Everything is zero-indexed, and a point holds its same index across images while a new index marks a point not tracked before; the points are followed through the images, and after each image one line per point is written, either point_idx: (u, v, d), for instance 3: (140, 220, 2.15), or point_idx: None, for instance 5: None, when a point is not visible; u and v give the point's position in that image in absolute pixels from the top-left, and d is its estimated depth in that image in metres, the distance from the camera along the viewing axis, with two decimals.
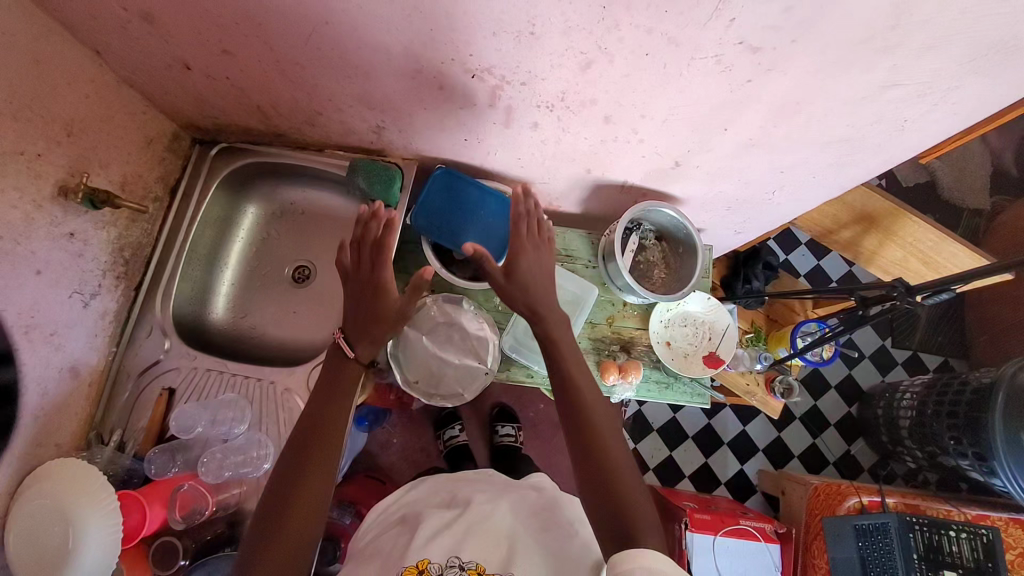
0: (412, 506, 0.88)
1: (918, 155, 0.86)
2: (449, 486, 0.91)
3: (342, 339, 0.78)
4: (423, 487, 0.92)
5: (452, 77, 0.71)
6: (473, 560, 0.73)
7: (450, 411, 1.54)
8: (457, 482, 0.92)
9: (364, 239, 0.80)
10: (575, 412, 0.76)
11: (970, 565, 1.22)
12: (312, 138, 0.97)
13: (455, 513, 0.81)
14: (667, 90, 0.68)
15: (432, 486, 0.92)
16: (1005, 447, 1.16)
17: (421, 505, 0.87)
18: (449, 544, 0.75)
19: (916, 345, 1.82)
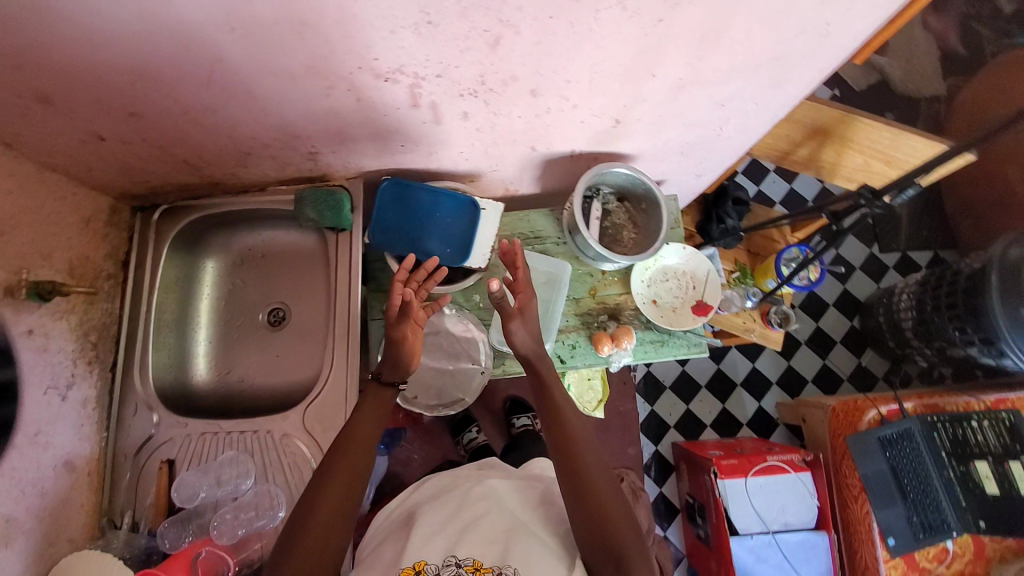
0: (414, 507, 0.88)
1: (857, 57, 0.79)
2: (450, 485, 0.90)
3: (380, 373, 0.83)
4: (427, 487, 0.92)
5: (365, 87, 0.69)
6: (470, 557, 0.73)
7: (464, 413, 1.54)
8: (461, 477, 0.91)
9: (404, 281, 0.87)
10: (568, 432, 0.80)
11: (998, 451, 1.24)
12: (251, 179, 0.95)
13: (452, 512, 0.81)
14: (581, 50, 0.67)
15: (435, 483, 0.92)
16: (1010, 328, 1.22)
17: (422, 504, 0.87)
18: (446, 543, 0.75)
19: (903, 246, 1.85)
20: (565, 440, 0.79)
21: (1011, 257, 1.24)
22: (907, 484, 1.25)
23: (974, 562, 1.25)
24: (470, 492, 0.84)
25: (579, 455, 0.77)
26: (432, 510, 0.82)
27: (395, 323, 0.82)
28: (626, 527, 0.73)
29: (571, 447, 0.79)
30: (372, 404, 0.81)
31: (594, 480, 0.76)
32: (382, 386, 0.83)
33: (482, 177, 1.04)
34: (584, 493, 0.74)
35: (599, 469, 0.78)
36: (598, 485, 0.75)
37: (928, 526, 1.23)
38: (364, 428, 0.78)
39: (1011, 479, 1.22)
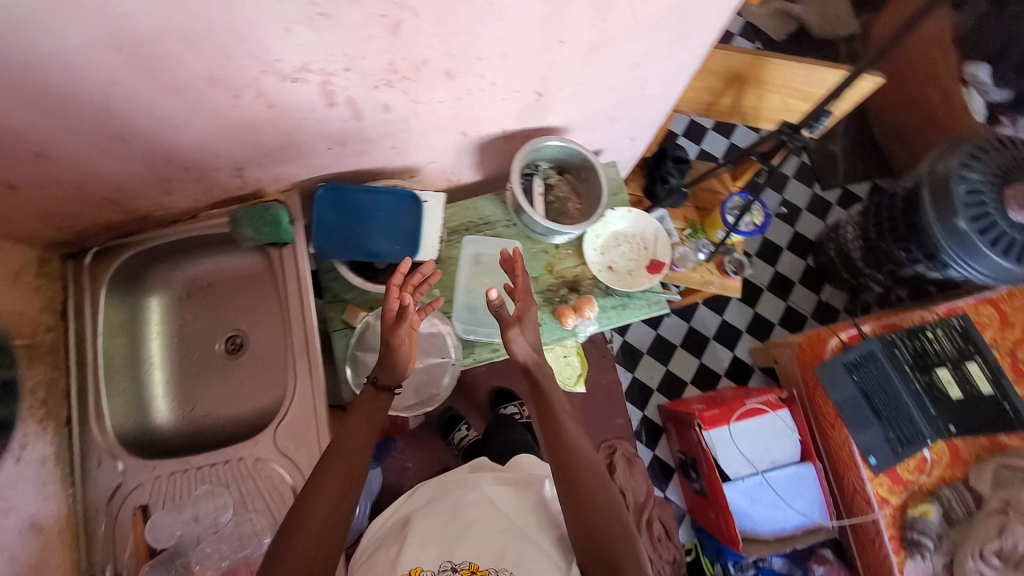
0: (409, 513, 0.89)
1: None
2: (443, 489, 0.91)
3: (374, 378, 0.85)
4: (421, 493, 0.92)
5: (274, 90, 0.69)
6: (465, 561, 0.76)
7: (451, 414, 1.53)
8: (454, 479, 0.93)
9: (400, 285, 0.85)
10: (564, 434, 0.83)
11: (954, 356, 1.31)
12: (181, 206, 0.93)
13: (446, 517, 0.83)
14: (485, 26, 0.67)
15: (429, 489, 0.92)
16: (947, 239, 1.29)
17: (417, 509, 0.88)
18: (440, 550, 0.78)
19: (842, 181, 1.93)
20: (556, 446, 0.82)
21: (938, 173, 1.31)
22: (877, 402, 1.29)
23: (951, 467, 1.32)
24: (463, 497, 0.86)
25: (571, 461, 0.80)
26: (425, 517, 0.84)
27: (392, 333, 0.81)
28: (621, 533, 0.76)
29: (564, 451, 0.81)
30: (366, 410, 0.83)
31: (589, 483, 0.78)
32: (376, 391, 0.85)
33: (421, 171, 1.03)
34: (581, 497, 0.77)
35: (594, 471, 0.80)
36: (593, 489, 0.78)
37: (905, 440, 1.26)
38: (357, 436, 0.80)
39: (971, 379, 1.29)
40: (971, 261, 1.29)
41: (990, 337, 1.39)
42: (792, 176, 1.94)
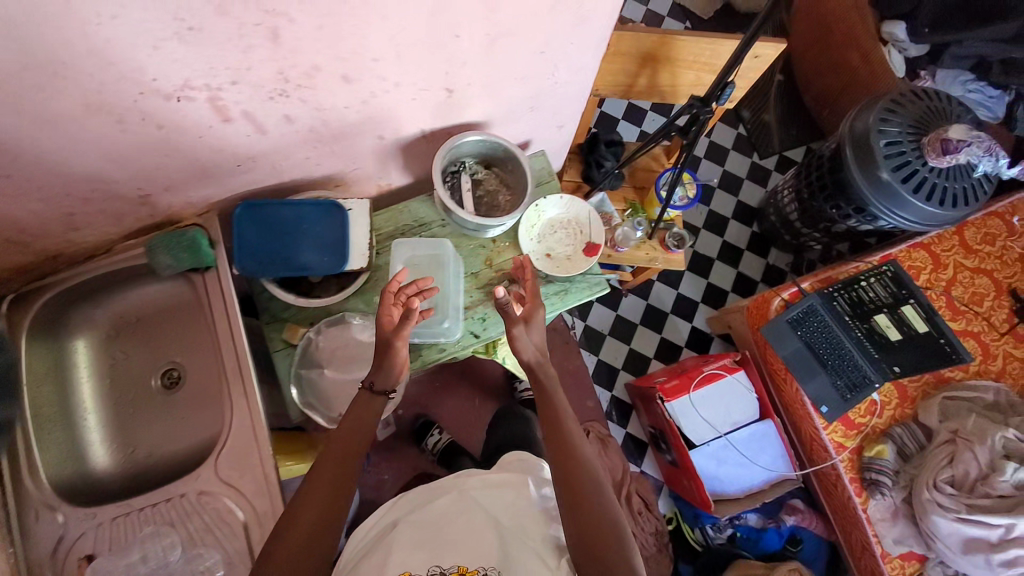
0: (394, 515, 0.87)
1: None
2: (431, 491, 0.89)
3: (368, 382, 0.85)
4: (407, 497, 0.90)
5: (159, 111, 0.67)
6: (455, 564, 0.76)
7: (422, 421, 1.52)
8: (445, 481, 0.91)
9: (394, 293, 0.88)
10: (557, 421, 0.83)
11: (890, 301, 1.36)
12: (92, 240, 0.89)
13: (436, 521, 0.82)
14: (370, 26, 0.66)
15: (416, 493, 0.90)
16: (872, 191, 1.34)
17: (404, 510, 0.87)
18: (428, 555, 0.77)
19: (778, 148, 1.99)
20: (560, 460, 0.79)
21: (858, 130, 1.36)
22: (823, 354, 1.34)
23: (901, 406, 1.36)
24: (454, 500, 0.85)
25: (573, 476, 0.78)
26: (412, 522, 0.82)
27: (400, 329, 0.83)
28: (611, 528, 0.74)
29: (569, 464, 0.79)
30: (359, 412, 0.83)
31: (579, 472, 0.78)
32: (372, 394, 0.84)
33: (346, 179, 1.02)
34: (572, 485, 0.77)
35: (587, 460, 0.80)
36: (584, 480, 0.77)
37: (853, 385, 1.32)
38: (343, 436, 0.81)
39: (907, 321, 1.34)
40: (896, 210, 1.34)
41: (926, 279, 1.43)
42: (731, 148, 1.99)
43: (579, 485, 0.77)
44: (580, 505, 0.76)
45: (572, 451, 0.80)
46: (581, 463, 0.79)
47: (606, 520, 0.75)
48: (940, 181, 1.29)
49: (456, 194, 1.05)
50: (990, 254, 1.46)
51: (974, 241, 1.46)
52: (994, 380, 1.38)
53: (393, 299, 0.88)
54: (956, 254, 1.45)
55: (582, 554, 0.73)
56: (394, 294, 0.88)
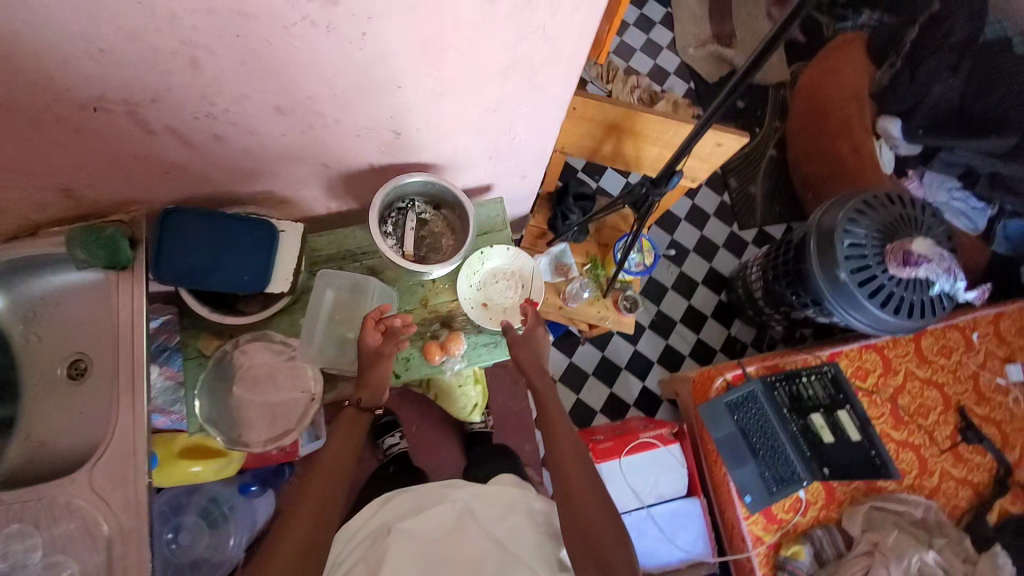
0: (388, 519, 0.99)
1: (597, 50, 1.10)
2: (421, 501, 1.00)
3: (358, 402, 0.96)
4: (396, 504, 1.02)
5: (76, 119, 0.66)
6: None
7: (388, 419, 1.51)
8: (434, 491, 1.03)
9: (377, 320, 0.96)
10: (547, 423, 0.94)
11: (827, 402, 1.34)
12: (13, 222, 0.88)
13: (424, 539, 0.93)
14: (299, 67, 0.66)
15: (406, 499, 1.02)
16: (828, 287, 1.33)
17: (395, 517, 0.98)
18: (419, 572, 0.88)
19: (759, 221, 1.99)
20: (569, 496, 0.86)
21: (825, 225, 1.35)
22: (756, 442, 1.31)
23: (826, 507, 1.33)
24: (444, 516, 0.96)
25: (582, 508, 0.84)
26: (405, 533, 0.94)
27: (382, 351, 0.94)
28: (595, 511, 0.84)
29: (563, 459, 0.90)
30: (348, 428, 0.95)
31: (566, 467, 0.88)
32: (359, 411, 0.96)
33: (289, 197, 1.01)
34: (560, 478, 0.88)
35: (575, 456, 0.90)
36: (570, 474, 0.88)
37: (781, 480, 1.29)
38: (338, 451, 0.91)
39: (841, 425, 1.32)
40: (850, 310, 1.33)
41: (872, 382, 1.40)
42: (713, 214, 1.99)
43: (588, 513, 0.83)
44: (569, 493, 0.86)
45: (561, 450, 0.91)
46: (589, 491, 0.86)
47: (592, 507, 0.84)
48: (898, 291, 1.28)
49: (398, 231, 1.04)
50: (943, 367, 1.43)
51: (929, 351, 1.43)
52: (926, 496, 1.34)
53: (374, 325, 0.95)
54: (909, 361, 1.42)
55: (573, 536, 0.83)
56: (376, 321, 0.95)
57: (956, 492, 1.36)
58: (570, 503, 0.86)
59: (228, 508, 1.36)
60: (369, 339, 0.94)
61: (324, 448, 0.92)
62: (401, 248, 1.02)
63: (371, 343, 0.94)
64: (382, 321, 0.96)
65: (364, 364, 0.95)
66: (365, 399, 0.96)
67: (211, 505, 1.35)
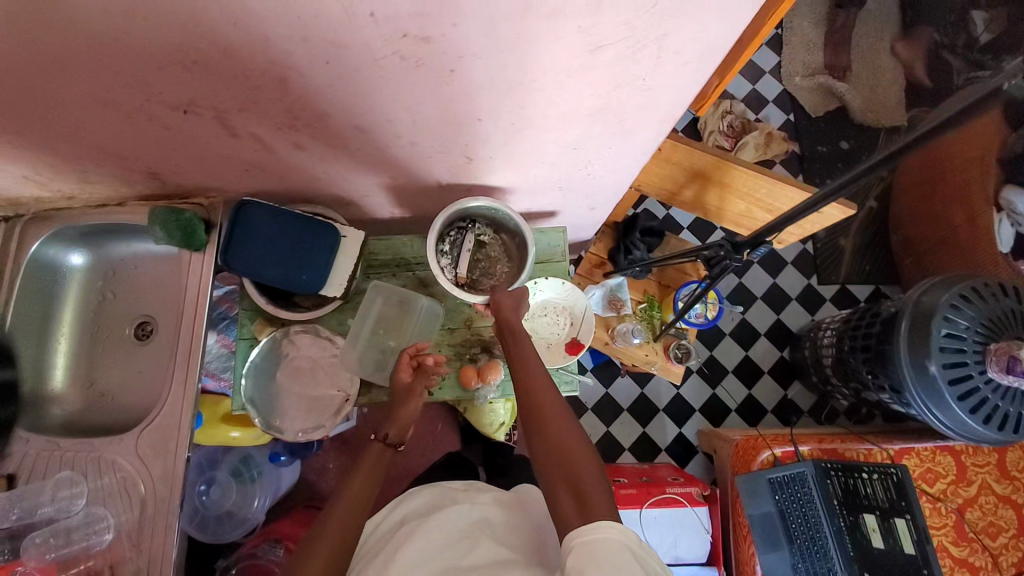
0: (407, 515, 0.98)
1: (695, 105, 1.04)
2: (438, 501, 0.98)
3: (387, 437, 0.91)
4: (418, 500, 1.00)
5: (165, 116, 0.68)
6: None
7: None
8: (452, 493, 1.00)
9: (416, 354, 0.97)
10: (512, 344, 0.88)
11: (885, 505, 1.21)
12: (104, 193, 0.94)
13: (440, 538, 0.89)
14: (382, 94, 0.64)
15: (423, 498, 1.00)
16: (913, 377, 1.19)
17: (414, 514, 0.97)
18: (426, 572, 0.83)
19: (843, 279, 1.81)
20: (547, 433, 0.78)
21: (923, 304, 1.19)
22: (794, 527, 1.23)
23: None
24: (458, 520, 0.92)
25: (560, 443, 0.77)
26: (418, 530, 0.90)
27: (413, 384, 0.94)
28: (561, 425, 0.78)
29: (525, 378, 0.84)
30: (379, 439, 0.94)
31: (529, 385, 0.83)
32: (384, 447, 0.90)
33: (356, 201, 1.01)
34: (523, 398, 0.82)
35: (539, 374, 0.84)
36: (536, 393, 0.82)
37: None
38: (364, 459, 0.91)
39: (896, 534, 1.18)
40: (933, 407, 1.18)
41: (939, 489, 1.26)
42: (790, 262, 1.83)
43: (566, 447, 0.76)
44: (534, 409, 0.81)
45: (525, 372, 0.84)
46: (559, 415, 0.79)
47: (559, 425, 0.78)
48: (995, 398, 1.13)
49: (455, 251, 1.02)
50: None
51: (1012, 466, 1.26)
52: None
53: (409, 360, 0.97)
54: (988, 473, 1.26)
55: (541, 450, 0.78)
56: (411, 356, 0.97)
57: None
58: (546, 439, 0.78)
59: (257, 471, 1.41)
60: (403, 366, 0.95)
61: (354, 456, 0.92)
62: (455, 269, 1.00)
63: (405, 373, 0.95)
64: (420, 354, 0.97)
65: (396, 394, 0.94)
66: (393, 434, 0.92)
67: (242, 466, 1.41)
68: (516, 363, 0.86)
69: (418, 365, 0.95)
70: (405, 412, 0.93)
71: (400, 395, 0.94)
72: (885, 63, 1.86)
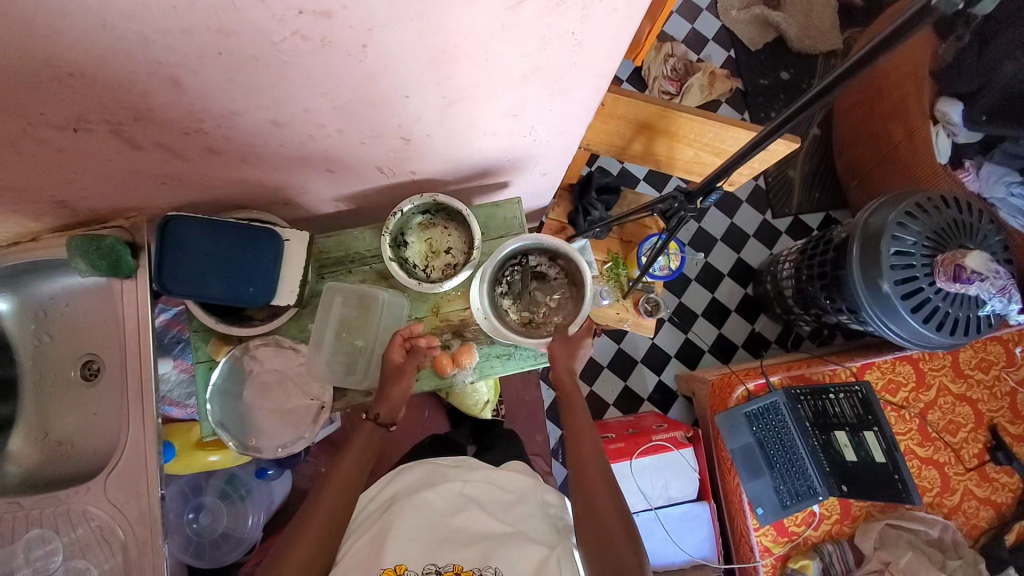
0: (397, 493, 0.96)
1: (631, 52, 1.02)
2: (430, 477, 0.97)
3: (380, 419, 0.93)
4: (408, 476, 0.99)
5: (57, 139, 0.62)
6: (451, 564, 0.82)
7: None
8: (444, 469, 0.99)
9: (409, 336, 0.95)
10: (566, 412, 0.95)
11: (853, 422, 1.27)
12: (11, 230, 0.86)
13: (438, 516, 0.89)
14: (294, 83, 0.59)
15: (416, 473, 0.99)
16: (867, 296, 1.24)
17: (406, 491, 0.96)
18: (425, 551, 0.84)
19: (796, 210, 1.86)
20: (584, 490, 0.86)
21: (871, 226, 1.23)
22: (772, 454, 1.29)
23: (839, 523, 1.30)
24: (451, 495, 0.92)
25: (594, 501, 0.84)
26: (412, 509, 0.89)
27: (402, 370, 0.93)
28: (604, 500, 0.84)
29: (578, 449, 0.90)
30: (360, 439, 0.92)
31: (579, 458, 0.89)
32: (376, 426, 0.93)
33: (295, 201, 0.96)
34: (573, 466, 0.89)
35: (589, 449, 0.90)
36: (585, 466, 0.88)
37: (795, 494, 1.26)
38: (347, 463, 0.89)
39: (866, 446, 1.24)
40: (887, 322, 1.23)
41: (902, 397, 1.34)
42: (746, 200, 1.86)
43: (600, 507, 0.83)
44: (581, 480, 0.87)
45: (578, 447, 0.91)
46: (602, 487, 0.85)
47: (600, 500, 0.84)
48: (943, 305, 1.19)
49: (514, 287, 1.02)
50: (981, 383, 1.34)
51: (966, 366, 1.35)
52: (943, 514, 1.29)
53: (401, 342, 0.95)
54: (944, 375, 1.34)
55: (583, 520, 0.84)
56: (404, 339, 0.95)
57: (977, 512, 1.30)
58: (582, 494, 0.86)
59: (245, 490, 1.38)
60: (394, 351, 0.94)
61: (336, 459, 0.90)
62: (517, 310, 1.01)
63: (399, 359, 0.94)
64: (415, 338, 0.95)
65: (386, 378, 0.94)
66: (385, 413, 0.93)
67: (228, 486, 1.37)
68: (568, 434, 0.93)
69: (410, 348, 0.94)
70: (394, 394, 0.92)
71: (388, 376, 0.93)
72: None
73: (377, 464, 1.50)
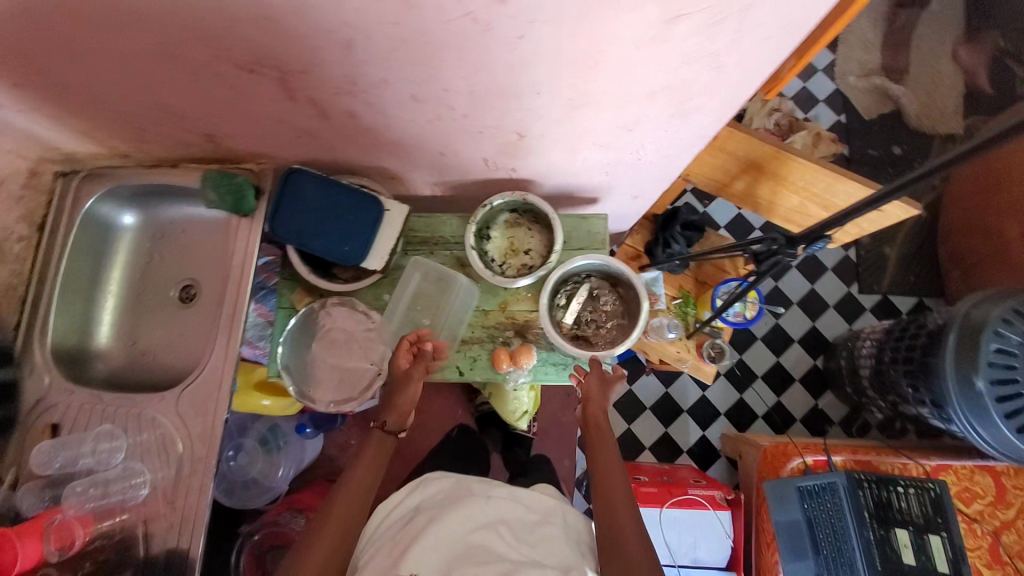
0: (424, 505, 0.96)
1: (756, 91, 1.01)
2: (457, 491, 0.96)
3: (387, 425, 0.94)
4: (435, 488, 0.99)
5: (230, 76, 0.69)
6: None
7: None
8: (471, 483, 0.98)
9: (417, 342, 0.96)
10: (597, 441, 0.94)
11: (920, 521, 1.15)
12: (159, 153, 0.96)
13: (459, 531, 0.87)
14: (445, 61, 0.63)
15: (443, 486, 0.99)
16: (958, 391, 1.13)
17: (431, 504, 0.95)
18: (441, 565, 0.82)
19: (884, 289, 1.75)
20: (610, 521, 0.83)
21: (973, 318, 1.14)
22: (821, 538, 1.19)
23: None
24: (476, 509, 0.91)
25: (619, 533, 0.81)
26: (436, 521, 0.88)
27: (408, 379, 0.94)
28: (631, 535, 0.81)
29: (609, 476, 0.89)
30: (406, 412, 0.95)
31: (606, 488, 0.87)
32: (384, 433, 0.93)
33: (401, 176, 1.01)
34: (598, 493, 0.87)
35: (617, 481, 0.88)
36: (613, 495, 0.86)
37: None
38: None
39: (929, 551, 1.13)
40: (977, 424, 1.12)
41: (976, 509, 1.20)
42: (831, 269, 1.78)
43: (626, 538, 0.80)
44: (608, 508, 0.85)
45: (605, 476, 0.89)
46: (631, 521, 0.82)
47: (626, 533, 0.81)
48: None
49: (569, 301, 1.07)
50: None
51: None
52: None
53: (409, 347, 0.96)
54: None
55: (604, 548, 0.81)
56: (411, 343, 0.96)
57: None
58: (608, 522, 0.83)
59: (283, 441, 1.43)
60: (401, 356, 0.95)
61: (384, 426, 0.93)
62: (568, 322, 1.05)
63: (404, 365, 0.95)
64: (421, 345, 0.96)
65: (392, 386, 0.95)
66: (392, 420, 0.94)
67: (269, 434, 1.42)
68: (597, 462, 0.91)
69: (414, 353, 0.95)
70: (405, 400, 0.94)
71: (397, 384, 0.95)
72: (945, 68, 1.79)
73: (408, 449, 1.51)
